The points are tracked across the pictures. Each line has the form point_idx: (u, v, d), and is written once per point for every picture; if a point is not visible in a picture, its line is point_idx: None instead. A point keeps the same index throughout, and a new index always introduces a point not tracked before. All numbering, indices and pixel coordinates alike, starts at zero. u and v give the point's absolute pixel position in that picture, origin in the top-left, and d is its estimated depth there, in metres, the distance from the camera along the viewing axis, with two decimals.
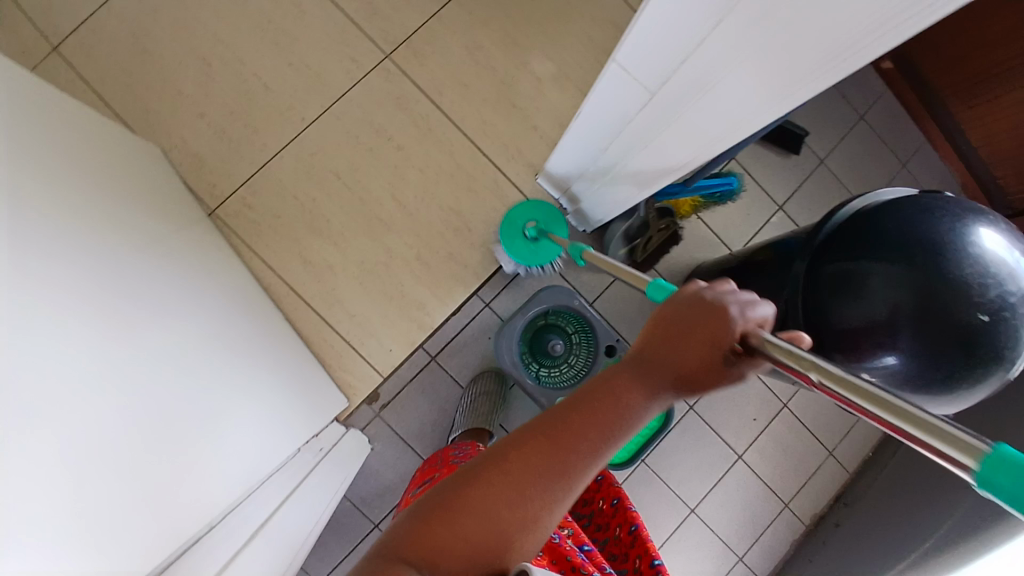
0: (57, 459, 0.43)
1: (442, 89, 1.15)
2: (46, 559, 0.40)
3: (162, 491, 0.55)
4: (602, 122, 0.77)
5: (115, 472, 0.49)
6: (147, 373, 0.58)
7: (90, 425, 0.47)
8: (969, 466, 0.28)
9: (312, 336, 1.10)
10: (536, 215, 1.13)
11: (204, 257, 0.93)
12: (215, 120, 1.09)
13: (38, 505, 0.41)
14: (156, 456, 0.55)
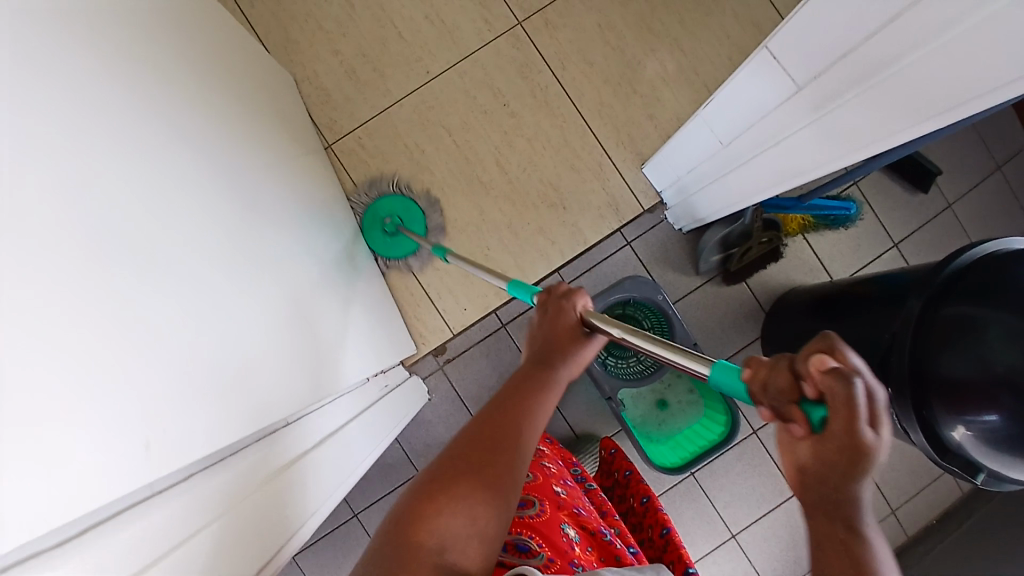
0: (171, 306, 0.45)
1: (566, 64, 1.15)
2: (159, 389, 0.42)
3: (256, 371, 0.56)
4: (737, 111, 0.75)
5: (215, 336, 0.51)
6: (244, 259, 0.60)
7: (191, 284, 0.49)
8: (805, 419, 0.38)
9: (395, 280, 1.14)
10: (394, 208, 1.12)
11: (313, 183, 0.98)
12: (348, 59, 1.14)
13: (150, 343, 0.42)
14: (250, 336, 0.57)
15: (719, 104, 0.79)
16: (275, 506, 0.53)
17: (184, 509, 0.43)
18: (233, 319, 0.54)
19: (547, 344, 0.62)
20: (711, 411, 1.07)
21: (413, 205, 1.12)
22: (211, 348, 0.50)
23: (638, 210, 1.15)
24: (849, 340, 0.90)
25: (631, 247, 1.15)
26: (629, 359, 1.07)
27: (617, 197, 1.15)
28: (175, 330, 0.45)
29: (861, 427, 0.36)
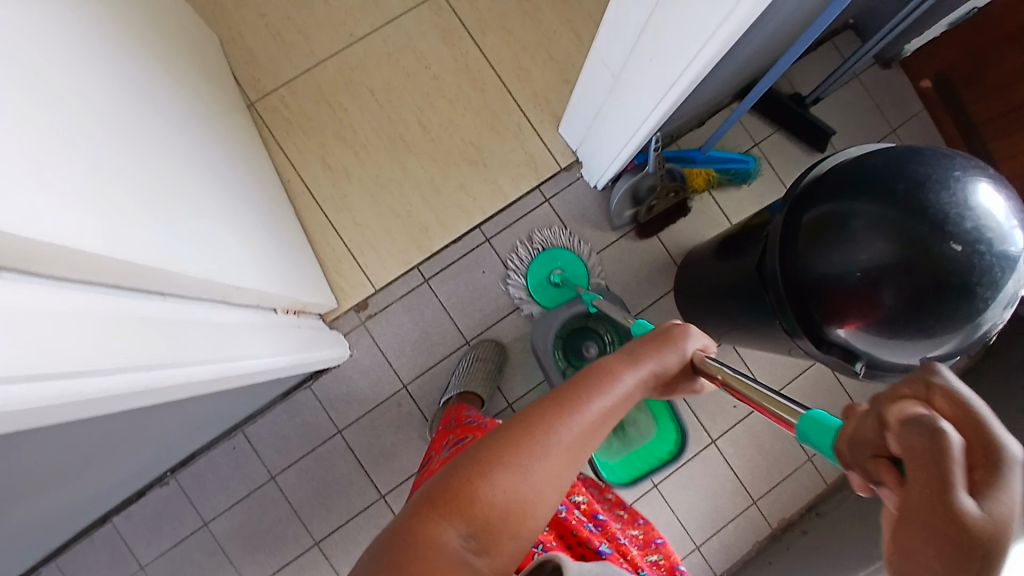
0: (61, 115, 0.45)
1: (486, 31, 1.21)
2: (59, 171, 0.42)
3: (159, 218, 0.57)
4: (621, 38, 0.81)
5: (115, 169, 0.51)
6: (142, 125, 0.60)
7: (84, 110, 0.49)
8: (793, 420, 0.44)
9: (316, 235, 1.15)
10: (562, 262, 1.17)
11: (232, 126, 0.99)
12: (273, 23, 1.17)
13: (47, 133, 0.42)
14: (151, 190, 0.57)
15: (607, 32, 0.84)
16: (169, 339, 0.55)
17: (93, 300, 0.47)
18: (131, 166, 0.55)
19: (641, 355, 0.55)
20: (662, 433, 1.13)
21: (573, 257, 1.17)
22: (114, 176, 0.50)
23: (556, 168, 1.20)
24: (746, 268, 0.94)
25: (550, 204, 1.19)
26: None
27: (535, 156, 1.20)
28: (58, 133, 0.44)
29: (945, 492, 0.22)
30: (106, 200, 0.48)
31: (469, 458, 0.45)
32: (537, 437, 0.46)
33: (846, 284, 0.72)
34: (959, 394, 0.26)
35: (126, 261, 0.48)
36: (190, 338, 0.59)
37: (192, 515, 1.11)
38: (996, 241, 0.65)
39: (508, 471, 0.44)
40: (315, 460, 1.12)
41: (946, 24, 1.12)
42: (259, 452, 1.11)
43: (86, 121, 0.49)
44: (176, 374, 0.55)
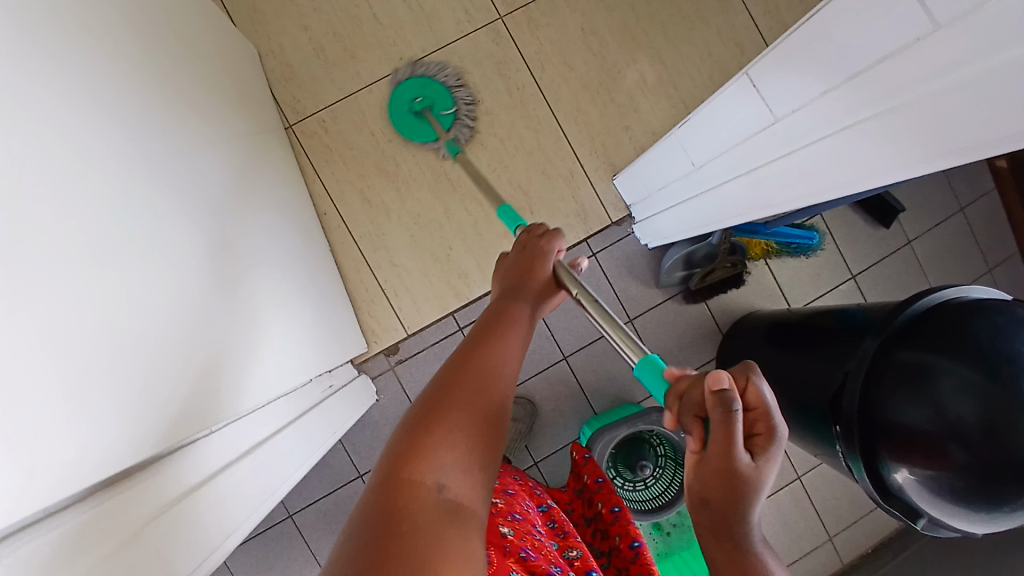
0: (99, 292, 0.40)
1: (545, 65, 1.12)
2: (92, 375, 0.37)
3: (200, 354, 0.52)
4: (712, 138, 0.74)
5: (156, 322, 0.46)
6: (181, 237, 0.55)
7: (124, 267, 0.44)
8: (636, 359, 0.56)
9: (350, 274, 1.09)
10: (428, 91, 1.07)
11: (271, 167, 0.92)
12: (316, 36, 1.08)
13: (81, 328, 0.38)
14: (193, 319, 0.52)
15: (694, 127, 0.78)
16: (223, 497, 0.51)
17: (163, 486, 0.43)
18: (173, 303, 0.50)
19: (522, 284, 0.63)
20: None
21: (433, 80, 1.06)
22: (155, 333, 0.46)
23: (607, 222, 1.13)
24: (808, 376, 0.90)
25: (596, 259, 1.14)
26: (638, 484, 1.02)
27: (586, 206, 1.13)
28: (94, 321, 0.39)
29: (738, 449, 0.42)
30: (144, 372, 0.43)
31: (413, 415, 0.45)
32: (465, 379, 0.49)
33: (922, 441, 0.68)
34: (763, 409, 0.44)
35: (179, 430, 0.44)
36: (246, 474, 0.55)
37: None
38: None
39: (457, 418, 0.45)
40: (336, 502, 1.11)
41: None
42: None
43: (128, 280, 0.44)
44: (234, 534, 0.51)
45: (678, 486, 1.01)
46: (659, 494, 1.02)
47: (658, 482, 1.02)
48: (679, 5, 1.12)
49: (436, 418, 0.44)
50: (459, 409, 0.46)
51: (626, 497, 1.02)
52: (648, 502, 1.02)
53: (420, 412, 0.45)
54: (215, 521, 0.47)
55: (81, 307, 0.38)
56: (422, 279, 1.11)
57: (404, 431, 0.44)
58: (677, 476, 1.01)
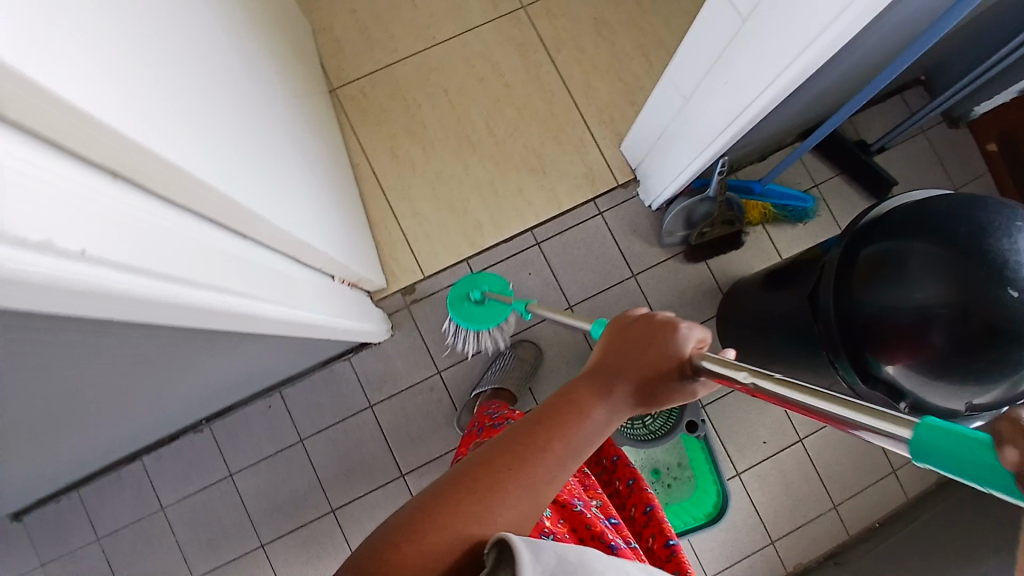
0: (191, 59, 0.52)
1: (560, 47, 1.26)
2: (188, 102, 0.48)
3: (251, 163, 0.62)
4: (696, 63, 0.84)
5: (224, 112, 0.57)
6: (240, 83, 0.67)
7: (206, 59, 0.56)
8: (905, 435, 0.33)
9: (376, 219, 1.21)
10: (485, 282, 1.12)
11: (314, 107, 1.06)
12: (363, 17, 1.25)
13: (181, 68, 0.49)
14: (247, 137, 0.63)
15: (680, 58, 0.87)
16: (243, 277, 0.60)
17: (192, 227, 0.52)
18: (233, 112, 0.61)
19: (619, 372, 0.52)
20: (703, 494, 1.07)
21: (484, 273, 1.13)
22: (222, 118, 0.56)
23: (613, 184, 1.23)
24: (794, 301, 0.95)
25: (602, 217, 1.22)
26: (636, 421, 1.04)
27: (594, 169, 1.23)
28: (188, 72, 0.50)
29: None
30: (217, 136, 0.54)
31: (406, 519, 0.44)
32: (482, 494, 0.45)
33: (899, 321, 0.73)
34: None
35: (226, 198, 0.54)
36: (258, 275, 0.64)
37: (221, 468, 1.15)
38: None
39: (446, 533, 0.43)
40: (345, 432, 1.16)
41: (1012, 91, 1.08)
42: (293, 415, 1.16)
43: (208, 69, 0.56)
44: (240, 306, 0.59)
45: (674, 420, 1.03)
46: (656, 431, 1.04)
47: (654, 418, 1.04)
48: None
49: (422, 528, 0.43)
50: (458, 521, 0.43)
51: (625, 433, 1.03)
52: (646, 438, 1.03)
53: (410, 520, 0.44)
54: (227, 280, 0.56)
55: (182, 57, 0.50)
56: (441, 227, 1.21)
57: (396, 522, 0.44)
58: (673, 412, 1.04)
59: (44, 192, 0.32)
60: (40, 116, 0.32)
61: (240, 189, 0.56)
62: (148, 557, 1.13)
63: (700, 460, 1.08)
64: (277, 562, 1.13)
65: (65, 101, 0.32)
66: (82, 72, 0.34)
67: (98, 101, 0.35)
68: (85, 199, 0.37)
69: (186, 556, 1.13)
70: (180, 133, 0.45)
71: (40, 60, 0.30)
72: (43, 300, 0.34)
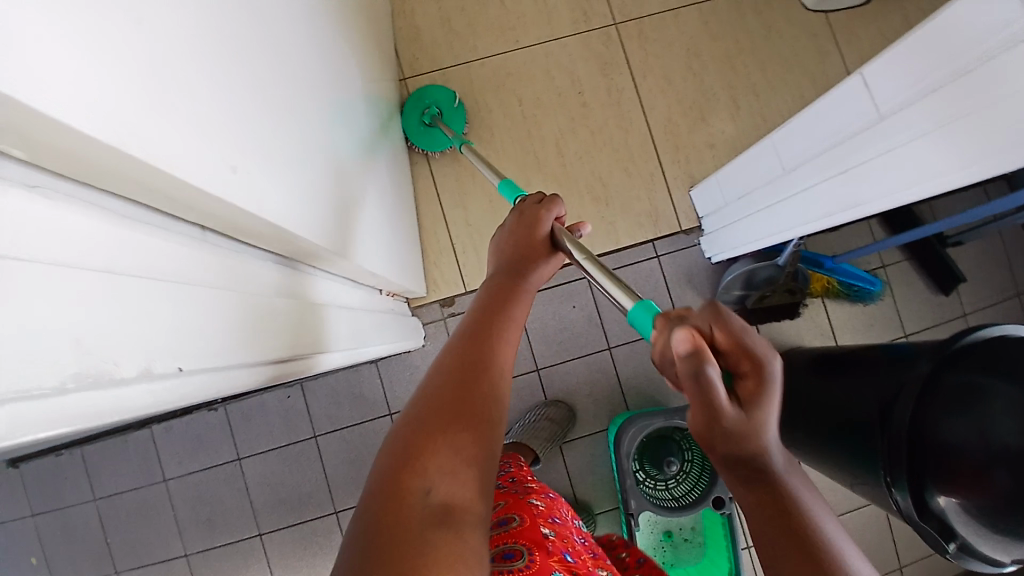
0: (287, 90, 0.46)
1: (647, 74, 1.19)
2: (278, 148, 0.43)
3: (334, 193, 0.57)
4: (811, 140, 0.77)
5: (311, 141, 0.52)
6: (330, 98, 0.61)
7: (299, 83, 0.50)
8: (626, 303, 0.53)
9: (426, 223, 1.16)
10: (433, 98, 1.10)
11: (385, 102, 1.00)
12: (448, 7, 1.18)
13: (274, 108, 0.44)
14: (332, 163, 0.58)
15: (793, 128, 0.81)
16: (315, 323, 0.56)
17: (274, 282, 0.47)
18: (321, 137, 0.55)
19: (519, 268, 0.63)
20: (714, 567, 1.04)
21: (441, 89, 1.11)
22: (310, 151, 0.51)
23: (675, 229, 1.18)
24: (850, 397, 0.90)
25: (658, 261, 1.17)
26: (659, 483, 1.02)
27: (658, 210, 1.18)
28: (280, 108, 0.45)
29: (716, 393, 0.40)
30: (304, 176, 0.49)
31: (421, 417, 0.48)
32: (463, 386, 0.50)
33: (968, 463, 0.69)
34: (731, 331, 0.42)
35: (307, 244, 0.49)
36: (327, 314, 0.60)
37: (230, 450, 1.13)
38: None
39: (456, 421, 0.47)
40: (361, 436, 1.14)
41: None
42: (312, 410, 1.13)
43: (302, 95, 0.50)
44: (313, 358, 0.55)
45: (699, 492, 1.01)
46: (679, 497, 1.02)
47: (678, 484, 1.02)
48: (783, 46, 1.19)
49: (432, 423, 0.47)
50: (460, 412, 0.48)
51: (647, 495, 1.02)
52: (665, 503, 1.02)
53: (421, 421, 0.47)
54: (300, 335, 0.51)
55: (276, 93, 0.45)
56: (492, 244, 1.16)
57: (406, 430, 0.47)
58: (700, 484, 1.01)
59: (125, 285, 0.28)
60: (133, 180, 0.28)
61: (323, 234, 0.52)
62: (145, 525, 1.12)
63: (717, 533, 1.03)
64: (271, 554, 1.12)
65: (167, 169, 0.28)
66: (181, 130, 0.29)
67: (206, 166, 0.32)
68: (182, 288, 0.33)
69: (181, 532, 1.13)
70: (268, 191, 0.41)
71: (147, 133, 0.26)
72: (128, 418, 0.29)
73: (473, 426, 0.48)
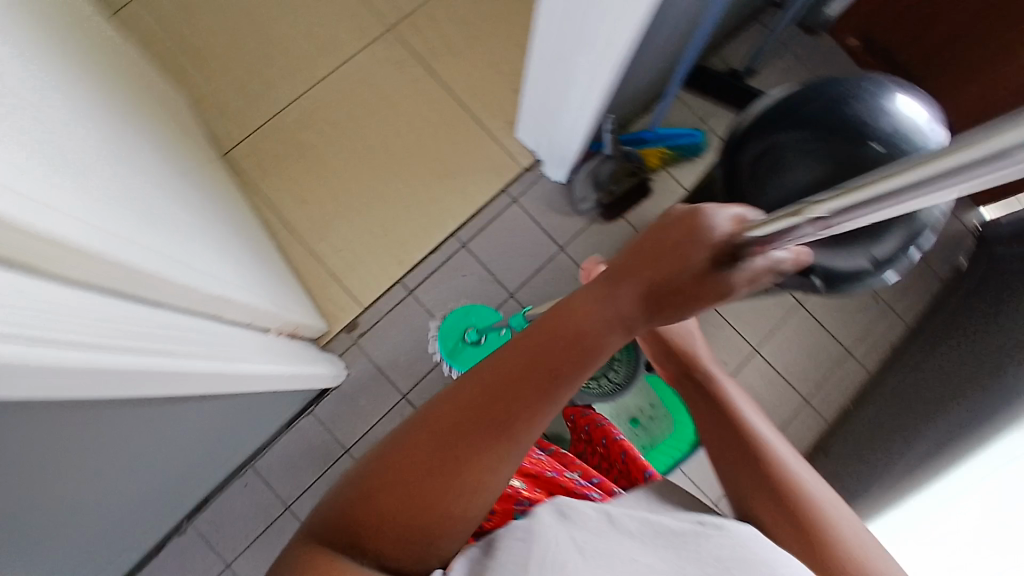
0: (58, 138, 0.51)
1: (434, 55, 1.29)
2: (64, 181, 0.47)
3: (158, 228, 0.63)
4: (553, 36, 0.87)
5: (111, 184, 0.57)
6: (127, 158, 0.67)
7: (77, 140, 0.55)
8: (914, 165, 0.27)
9: (301, 266, 1.19)
10: (474, 317, 1.19)
11: (212, 173, 1.05)
12: (238, 79, 1.26)
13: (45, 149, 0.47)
14: (148, 207, 0.64)
15: (538, 35, 0.89)
16: (170, 334, 0.59)
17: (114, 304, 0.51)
18: (127, 186, 0.61)
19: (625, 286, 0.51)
20: (682, 426, 1.09)
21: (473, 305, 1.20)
22: (108, 188, 0.56)
23: (519, 170, 1.26)
24: None
25: (518, 203, 1.25)
26: (599, 379, 1.10)
27: (499, 161, 1.26)
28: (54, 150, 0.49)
29: None
30: (106, 206, 0.53)
31: (413, 443, 0.48)
32: (513, 429, 0.49)
33: None
34: None
35: (138, 266, 0.54)
36: (191, 336, 0.64)
37: (214, 559, 1.11)
38: (910, 133, 0.69)
39: (447, 486, 0.47)
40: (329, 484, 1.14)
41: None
42: (273, 482, 1.13)
43: (87, 148, 0.56)
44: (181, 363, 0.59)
45: (632, 367, 1.11)
46: (621, 381, 1.10)
47: (615, 372, 1.11)
48: None
49: (415, 474, 0.47)
50: (464, 474, 0.48)
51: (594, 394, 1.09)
52: (613, 391, 1.10)
53: (410, 460, 0.48)
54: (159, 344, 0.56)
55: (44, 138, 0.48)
56: (369, 256, 1.21)
57: (393, 459, 0.48)
58: (631, 361, 1.11)
59: None
60: None
61: (152, 255, 0.57)
62: None
63: (671, 395, 1.11)
64: None
65: None
66: None
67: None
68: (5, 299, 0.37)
69: None
70: (63, 208, 0.45)
71: None
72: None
73: (457, 482, 0.47)
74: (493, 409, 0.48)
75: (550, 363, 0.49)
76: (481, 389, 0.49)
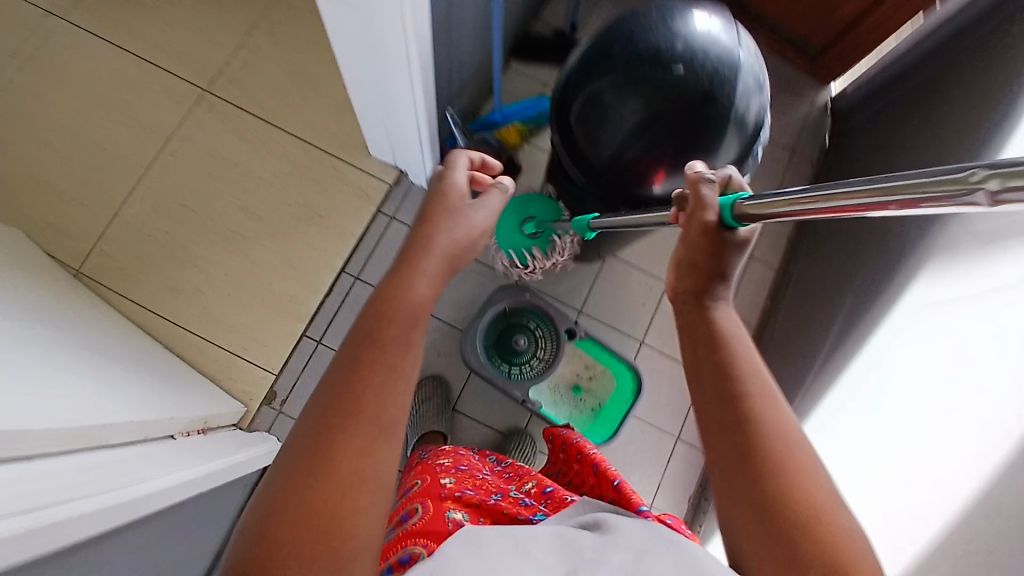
0: None
1: (262, 102, 1.23)
2: None
3: None
4: (354, 52, 0.83)
5: None
6: None
7: None
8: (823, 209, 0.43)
9: (197, 357, 1.13)
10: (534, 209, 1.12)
11: (67, 294, 0.98)
12: (63, 188, 1.16)
13: None
14: None
15: (342, 56, 0.85)
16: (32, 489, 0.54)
17: None
18: None
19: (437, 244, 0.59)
20: (620, 378, 1.16)
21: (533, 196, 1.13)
22: None
23: (386, 188, 1.24)
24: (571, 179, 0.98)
25: (396, 220, 1.23)
26: (528, 362, 1.12)
27: (363, 186, 1.23)
28: None
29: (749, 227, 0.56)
30: None
31: (290, 455, 0.43)
32: (370, 387, 0.45)
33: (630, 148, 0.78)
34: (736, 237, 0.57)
35: None
36: (66, 480, 0.59)
37: None
38: (704, 49, 0.73)
39: (336, 467, 0.42)
40: None
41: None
42: None
43: None
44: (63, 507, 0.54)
45: (557, 340, 1.13)
46: (549, 357, 1.13)
47: (542, 350, 1.13)
48: None
49: (306, 482, 0.41)
50: (346, 449, 0.42)
51: (528, 377, 1.11)
52: (544, 369, 1.12)
53: (291, 469, 0.42)
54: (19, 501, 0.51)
55: None
56: (265, 321, 1.17)
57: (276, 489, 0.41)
58: (553, 335, 1.13)
59: None
60: None
61: None
62: None
63: (602, 353, 1.16)
64: None
65: None
66: None
67: None
68: None
69: None
70: None
71: None
72: None
73: (346, 460, 0.42)
74: (349, 379, 0.45)
75: (379, 327, 0.48)
76: (334, 376, 0.46)
